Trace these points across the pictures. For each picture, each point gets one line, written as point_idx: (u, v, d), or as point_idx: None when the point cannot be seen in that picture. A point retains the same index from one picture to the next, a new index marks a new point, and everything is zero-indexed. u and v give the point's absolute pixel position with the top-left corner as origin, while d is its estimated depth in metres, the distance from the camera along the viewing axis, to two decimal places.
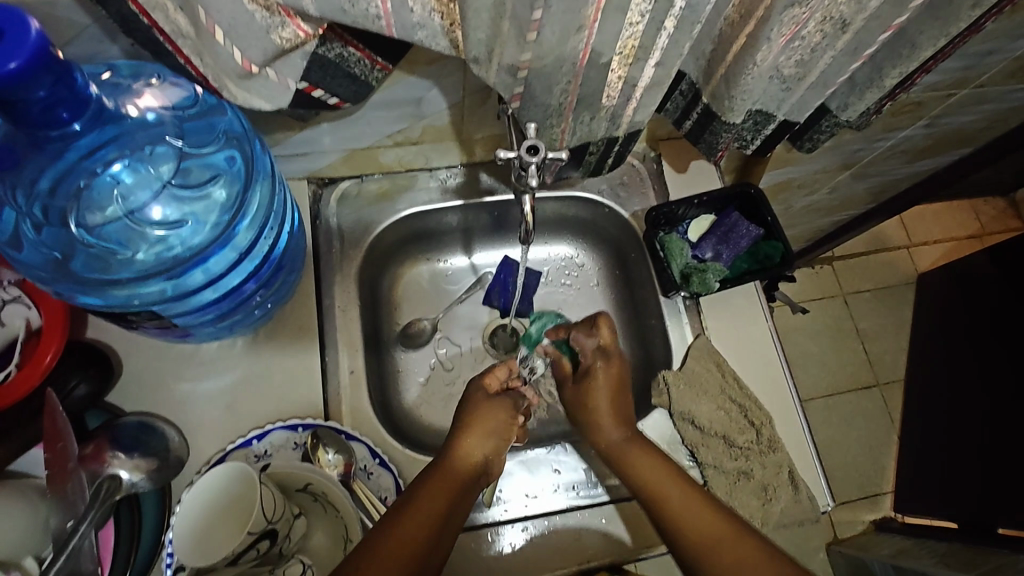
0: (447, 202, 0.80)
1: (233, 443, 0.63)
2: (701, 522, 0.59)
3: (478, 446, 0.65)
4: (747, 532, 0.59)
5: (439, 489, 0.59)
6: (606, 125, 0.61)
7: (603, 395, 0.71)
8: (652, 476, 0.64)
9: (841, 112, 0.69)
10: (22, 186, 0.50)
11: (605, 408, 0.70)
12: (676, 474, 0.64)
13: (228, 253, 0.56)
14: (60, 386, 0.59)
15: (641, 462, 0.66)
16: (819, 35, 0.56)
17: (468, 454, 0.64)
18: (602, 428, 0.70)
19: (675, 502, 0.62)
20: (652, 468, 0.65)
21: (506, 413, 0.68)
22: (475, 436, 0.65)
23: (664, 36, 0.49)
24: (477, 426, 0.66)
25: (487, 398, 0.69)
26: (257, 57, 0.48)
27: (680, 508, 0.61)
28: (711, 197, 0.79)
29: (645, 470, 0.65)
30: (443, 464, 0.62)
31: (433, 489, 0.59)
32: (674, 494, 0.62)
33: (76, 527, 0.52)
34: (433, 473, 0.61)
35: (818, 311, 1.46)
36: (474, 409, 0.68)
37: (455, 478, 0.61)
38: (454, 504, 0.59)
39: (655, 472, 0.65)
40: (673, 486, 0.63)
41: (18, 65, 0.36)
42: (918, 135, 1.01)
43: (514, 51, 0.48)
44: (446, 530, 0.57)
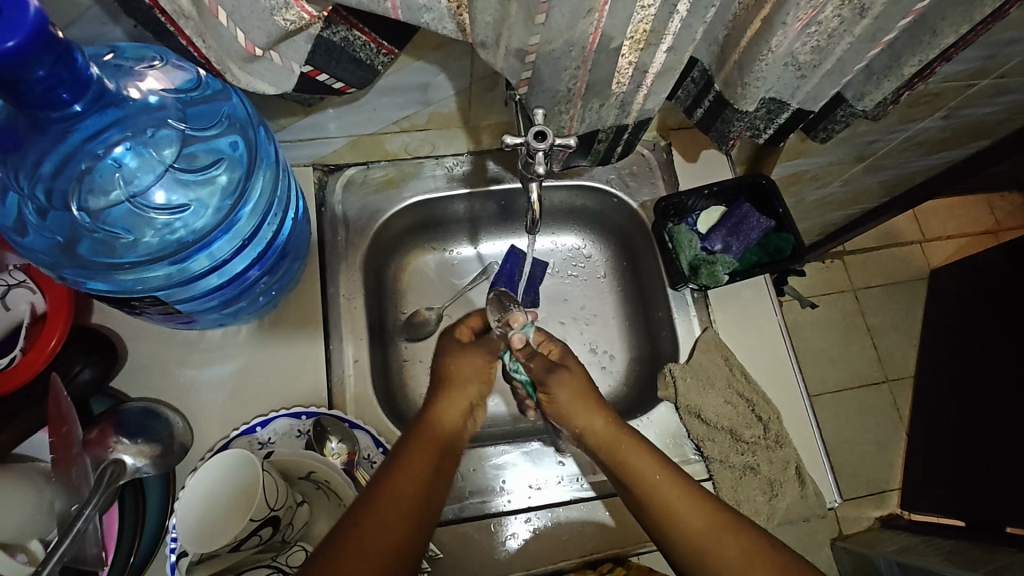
0: (453, 190, 0.79)
1: (236, 430, 0.63)
2: (692, 516, 0.57)
3: (455, 409, 0.63)
4: (739, 521, 0.56)
5: (423, 459, 0.57)
6: (615, 113, 0.59)
7: (571, 394, 0.65)
8: (642, 467, 0.60)
9: (856, 101, 0.67)
10: (24, 169, 0.50)
11: (580, 400, 0.65)
12: (665, 465, 0.61)
13: (232, 238, 0.56)
14: (64, 372, 0.59)
15: (630, 458, 0.61)
16: (835, 20, 0.54)
17: (446, 415, 0.62)
18: (594, 422, 0.64)
19: (666, 498, 0.58)
20: (643, 461, 0.61)
21: (484, 356, 0.67)
22: (450, 395, 0.64)
23: (677, 21, 0.48)
24: (452, 388, 0.65)
25: (460, 348, 0.67)
26: (260, 40, 0.47)
27: (672, 503, 0.58)
28: (722, 186, 0.78)
29: (634, 461, 0.61)
30: (419, 433, 0.60)
31: (414, 461, 0.56)
32: (665, 489, 0.58)
33: (81, 511, 0.52)
34: (414, 440, 0.59)
35: (827, 305, 1.44)
36: (447, 363, 0.66)
37: (437, 437, 0.60)
38: (440, 467, 0.58)
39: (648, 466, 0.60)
40: (665, 480, 0.59)
41: (15, 44, 0.35)
42: (935, 127, 0.99)
43: (523, 34, 0.47)
44: (435, 496, 0.56)
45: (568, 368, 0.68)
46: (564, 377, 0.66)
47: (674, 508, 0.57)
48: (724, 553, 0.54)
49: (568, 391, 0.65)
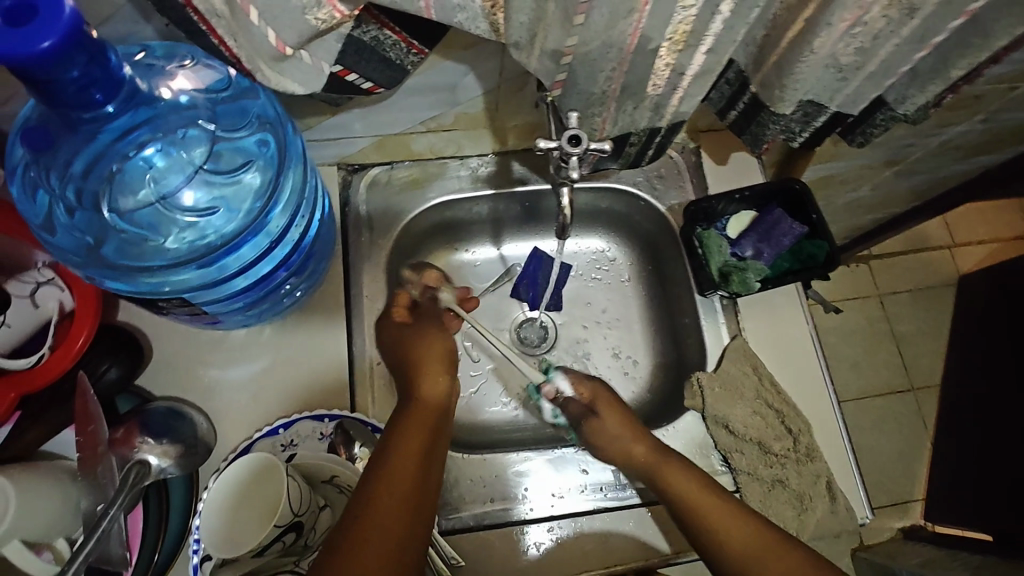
0: (478, 191, 0.78)
1: (259, 432, 0.62)
2: (738, 534, 0.57)
3: (434, 394, 0.61)
4: (784, 538, 0.56)
5: (413, 447, 0.55)
6: (649, 116, 0.58)
7: (612, 419, 0.68)
8: (688, 491, 0.61)
9: (898, 104, 0.65)
10: (55, 169, 0.50)
11: (621, 430, 0.67)
12: (704, 482, 0.62)
13: (260, 241, 0.55)
14: (91, 370, 0.59)
15: (676, 479, 0.62)
16: (882, 20, 0.52)
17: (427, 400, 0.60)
18: (635, 448, 0.66)
19: (713, 516, 0.59)
20: (689, 484, 0.62)
21: (440, 338, 0.67)
22: (428, 379, 0.62)
23: (718, 21, 0.46)
24: (429, 370, 0.63)
25: (422, 333, 0.66)
26: (291, 39, 0.46)
27: (718, 521, 0.58)
28: (753, 191, 0.76)
29: (680, 485, 0.62)
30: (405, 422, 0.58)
31: (405, 451, 0.54)
32: (711, 514, 0.59)
33: (106, 510, 0.52)
34: (403, 431, 0.57)
35: (852, 311, 1.39)
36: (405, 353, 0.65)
37: (425, 423, 0.58)
38: (429, 452, 0.56)
39: (694, 489, 0.61)
40: (709, 498, 0.60)
41: (51, 44, 0.35)
42: (974, 131, 0.95)
43: (560, 35, 0.46)
44: (428, 483, 0.54)
45: (599, 412, 0.70)
46: (597, 422, 0.69)
47: (720, 532, 0.58)
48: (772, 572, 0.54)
49: (612, 427, 0.68)
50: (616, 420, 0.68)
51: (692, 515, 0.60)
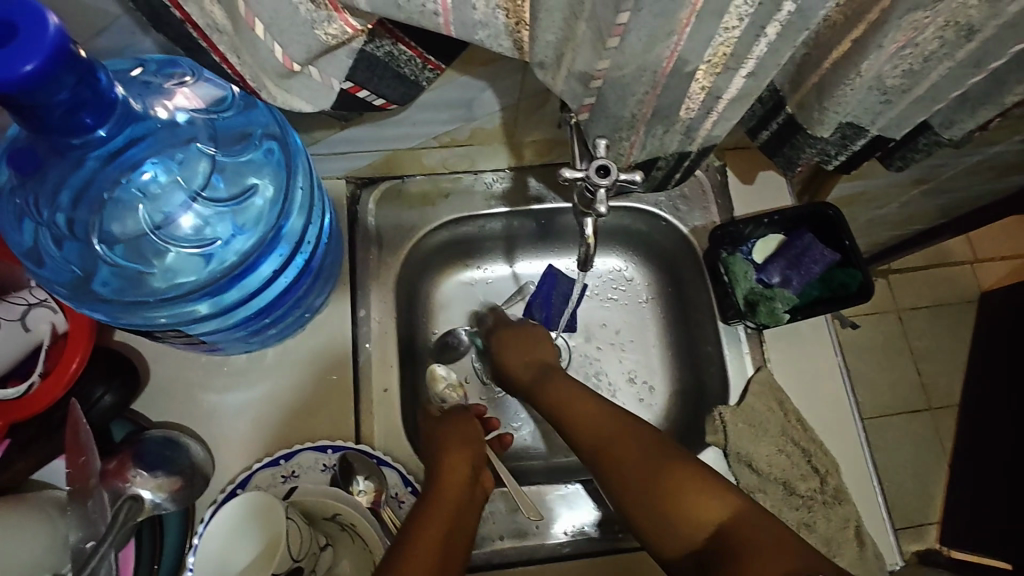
0: (492, 209, 0.74)
1: (259, 463, 0.60)
2: (592, 428, 0.58)
3: (463, 462, 0.58)
4: (634, 420, 0.58)
5: (441, 513, 0.52)
6: (679, 139, 0.54)
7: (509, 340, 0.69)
8: (559, 396, 0.62)
9: (942, 129, 0.61)
10: (44, 197, 0.47)
11: (512, 354, 0.68)
12: (570, 382, 0.63)
13: (276, 258, 0.53)
14: (86, 395, 0.57)
15: (551, 385, 0.63)
16: (936, 42, 0.48)
17: (458, 464, 0.58)
18: (515, 359, 0.67)
19: (574, 413, 0.60)
20: (561, 386, 0.63)
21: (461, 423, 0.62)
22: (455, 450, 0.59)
23: (763, 44, 0.42)
24: (458, 436, 0.61)
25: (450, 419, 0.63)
26: (299, 55, 0.42)
27: (578, 418, 0.60)
28: (783, 215, 0.72)
29: (554, 391, 0.63)
30: (440, 483, 0.56)
31: (435, 515, 0.51)
32: (576, 410, 0.60)
33: (96, 548, 0.50)
34: (430, 502, 0.53)
35: (871, 327, 1.33)
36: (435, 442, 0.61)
37: (458, 485, 0.56)
38: (461, 518, 0.52)
39: (561, 389, 0.62)
40: (570, 395, 0.62)
41: (35, 67, 0.31)
42: (1009, 151, 0.91)
43: (590, 57, 0.42)
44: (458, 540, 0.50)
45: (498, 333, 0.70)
46: (503, 339, 0.69)
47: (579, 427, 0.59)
48: (621, 457, 0.55)
49: (516, 351, 0.68)
50: (519, 333, 0.69)
51: (559, 415, 0.61)
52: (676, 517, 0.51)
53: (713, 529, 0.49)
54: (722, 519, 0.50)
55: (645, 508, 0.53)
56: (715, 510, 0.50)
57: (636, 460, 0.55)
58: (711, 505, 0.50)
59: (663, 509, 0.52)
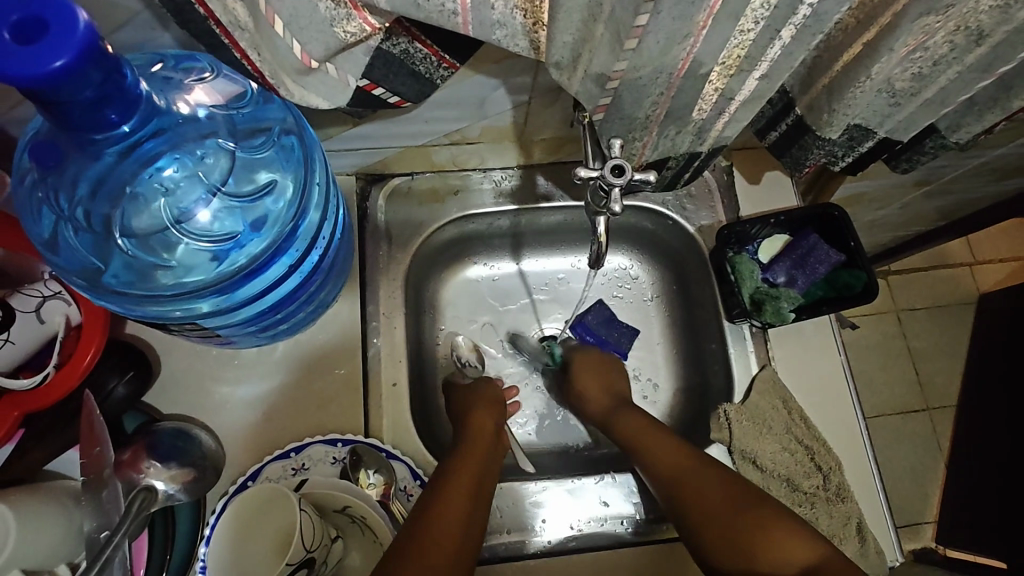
0: (500, 207, 0.75)
1: (270, 455, 0.60)
2: (672, 461, 0.62)
3: (469, 474, 0.58)
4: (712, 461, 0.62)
5: (460, 483, 0.57)
6: (690, 140, 0.55)
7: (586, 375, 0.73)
8: (637, 430, 0.66)
9: (949, 133, 0.61)
10: (63, 189, 0.47)
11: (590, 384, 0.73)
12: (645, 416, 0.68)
13: (284, 264, 0.53)
14: (98, 387, 0.57)
15: (627, 418, 0.68)
16: (946, 46, 0.48)
17: (466, 474, 0.58)
18: (594, 392, 0.72)
19: (652, 448, 0.64)
20: (640, 421, 0.67)
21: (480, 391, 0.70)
22: (483, 419, 0.66)
23: (777, 47, 0.43)
24: (470, 451, 0.61)
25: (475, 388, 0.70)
26: (318, 52, 0.43)
27: (656, 452, 0.63)
28: (789, 216, 0.73)
29: (630, 425, 0.67)
30: (445, 490, 0.56)
31: (454, 488, 0.56)
32: (654, 445, 0.64)
33: (110, 538, 0.50)
34: (450, 470, 0.58)
35: (870, 327, 1.35)
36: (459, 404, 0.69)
37: (462, 491, 0.56)
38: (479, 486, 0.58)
39: (638, 424, 0.67)
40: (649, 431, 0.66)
41: (65, 63, 0.32)
42: (1011, 154, 0.92)
43: (607, 59, 0.43)
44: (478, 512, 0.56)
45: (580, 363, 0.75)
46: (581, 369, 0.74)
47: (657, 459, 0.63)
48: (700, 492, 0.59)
49: (594, 379, 0.73)
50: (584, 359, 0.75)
51: (635, 445, 0.65)
52: (758, 555, 0.54)
53: (800, 571, 0.52)
54: (808, 561, 0.52)
55: (729, 545, 0.55)
56: (803, 552, 0.53)
57: (717, 495, 0.58)
58: (796, 546, 0.53)
59: (750, 544, 0.54)
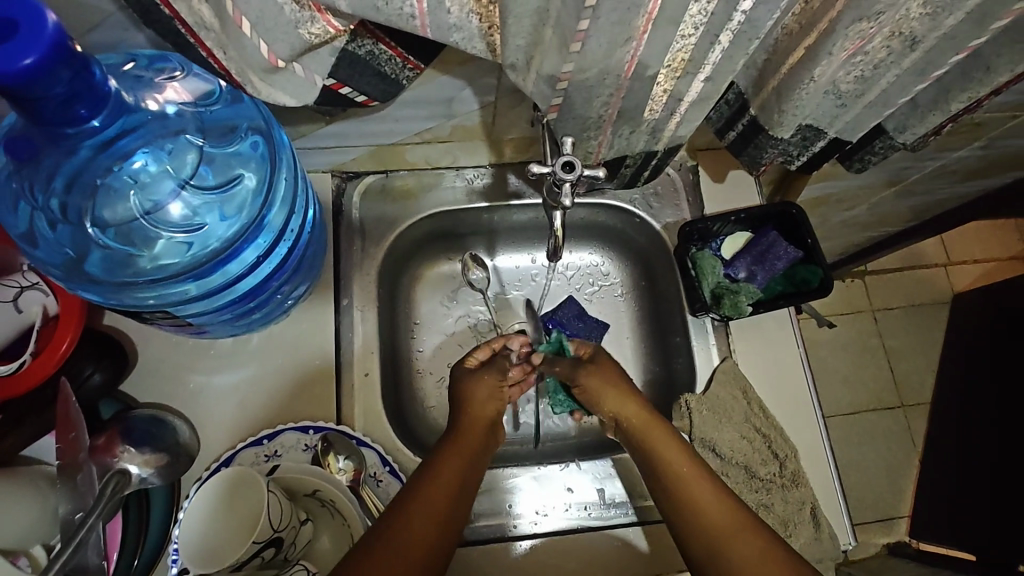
0: (472, 204, 0.77)
1: (242, 443, 0.62)
2: (718, 512, 0.55)
3: (455, 475, 0.58)
4: (759, 523, 0.55)
5: (439, 497, 0.55)
6: (645, 139, 0.57)
7: (605, 385, 0.68)
8: (673, 458, 0.60)
9: (897, 134, 0.64)
10: (38, 182, 0.49)
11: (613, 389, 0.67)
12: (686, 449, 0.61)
13: (259, 245, 0.55)
14: (75, 374, 0.59)
15: (661, 441, 0.62)
16: (884, 51, 0.51)
17: (444, 479, 0.56)
18: (629, 406, 0.66)
19: (689, 482, 0.58)
20: (675, 452, 0.61)
21: (495, 375, 0.69)
22: (478, 410, 0.66)
23: (717, 51, 0.45)
24: (451, 450, 0.60)
25: (472, 372, 0.69)
26: (284, 52, 0.45)
27: (692, 487, 0.58)
28: (749, 214, 0.75)
29: (666, 451, 0.61)
30: (423, 487, 0.55)
31: (428, 498, 0.54)
32: (694, 485, 0.58)
33: (84, 520, 0.52)
34: (429, 476, 0.57)
35: (844, 326, 1.38)
36: (465, 384, 0.68)
37: (443, 498, 0.55)
38: (461, 496, 0.56)
39: (675, 451, 0.61)
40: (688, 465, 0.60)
41: (33, 60, 0.34)
42: (972, 156, 0.95)
43: (556, 61, 0.45)
44: (456, 518, 0.55)
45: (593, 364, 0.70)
46: (593, 371, 0.69)
47: (695, 502, 0.57)
48: (740, 551, 0.52)
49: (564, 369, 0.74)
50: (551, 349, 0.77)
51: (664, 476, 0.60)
52: None
53: None
54: None
55: None
56: None
57: (766, 557, 0.51)
58: None
59: None
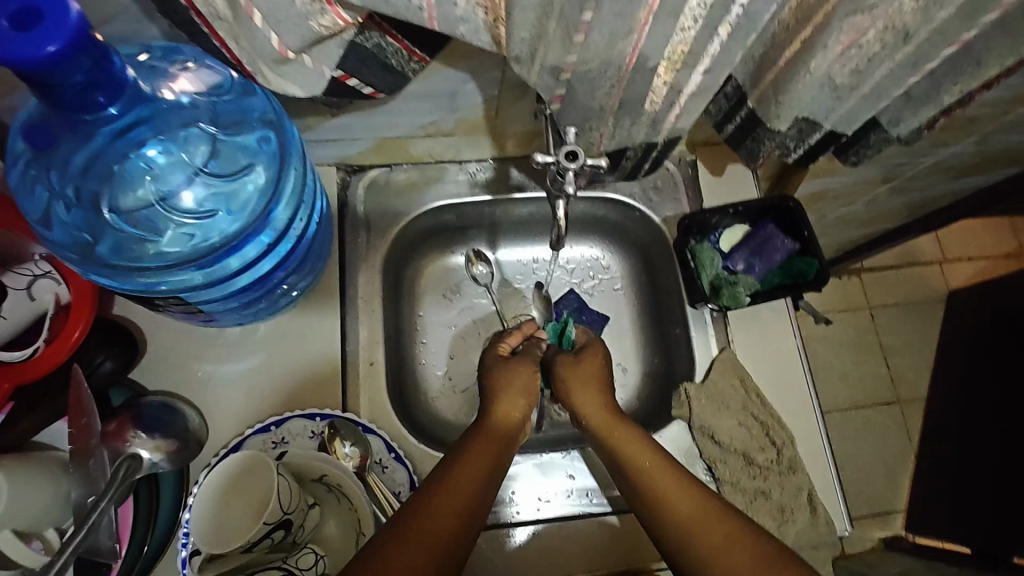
0: (475, 197, 0.78)
1: (251, 429, 0.64)
2: (682, 499, 0.56)
3: (475, 474, 0.57)
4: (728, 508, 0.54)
5: (456, 497, 0.54)
6: (646, 131, 0.59)
7: (573, 381, 0.69)
8: (635, 453, 0.61)
9: (891, 127, 0.66)
10: (55, 167, 0.50)
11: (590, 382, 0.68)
12: (644, 441, 0.62)
13: (260, 243, 0.56)
14: (86, 363, 0.60)
15: (621, 435, 0.63)
16: (878, 44, 0.52)
17: (464, 477, 0.56)
18: (589, 404, 0.67)
19: (660, 482, 0.58)
20: (636, 445, 0.62)
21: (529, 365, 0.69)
22: (508, 399, 0.65)
23: (716, 44, 0.47)
24: (479, 447, 0.59)
25: (507, 363, 0.69)
26: (294, 43, 0.46)
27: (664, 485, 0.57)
28: (747, 207, 0.77)
29: (628, 447, 0.62)
30: (445, 485, 0.55)
31: (447, 497, 0.54)
32: (657, 475, 0.58)
33: (96, 503, 0.53)
34: (449, 474, 0.56)
35: (842, 322, 1.39)
36: (498, 372, 0.68)
37: (463, 496, 0.54)
38: (482, 495, 0.56)
39: (635, 444, 0.62)
40: (657, 465, 0.59)
41: (57, 49, 0.35)
42: (967, 152, 0.96)
43: (560, 52, 0.46)
44: (477, 515, 0.55)
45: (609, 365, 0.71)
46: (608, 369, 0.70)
47: (659, 492, 0.57)
48: (706, 537, 0.52)
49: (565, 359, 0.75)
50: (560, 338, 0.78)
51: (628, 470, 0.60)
52: None
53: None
54: None
55: None
56: None
57: (736, 540, 0.51)
58: None
59: None
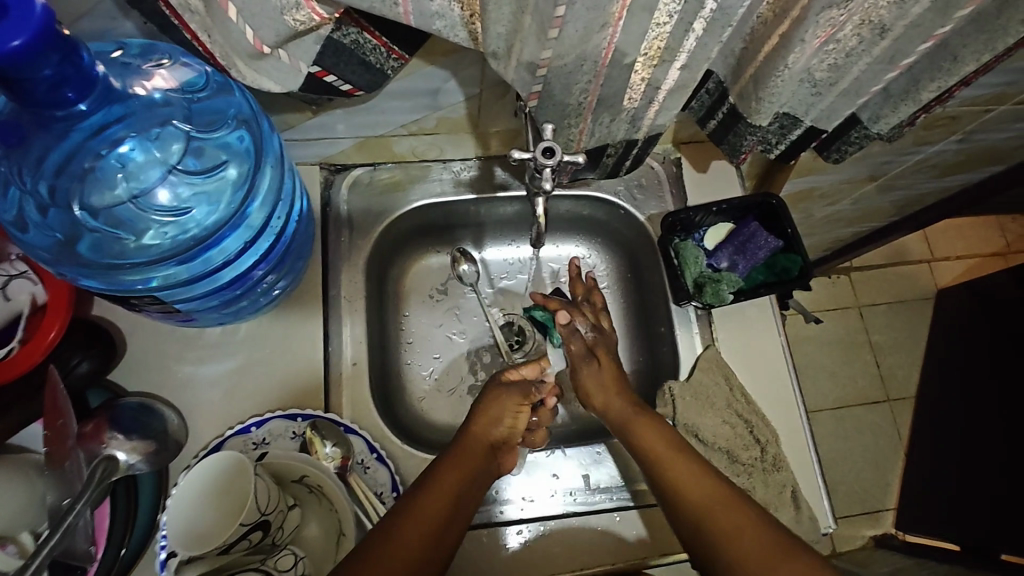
0: (460, 195, 0.78)
1: (231, 430, 0.63)
2: (696, 489, 0.57)
3: (451, 481, 0.57)
4: (744, 501, 0.55)
5: (430, 510, 0.54)
6: (626, 128, 0.59)
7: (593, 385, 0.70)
8: (658, 445, 0.62)
9: (872, 123, 0.66)
10: (27, 166, 0.50)
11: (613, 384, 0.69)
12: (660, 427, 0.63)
13: (238, 239, 0.56)
14: (63, 364, 0.59)
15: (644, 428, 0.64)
16: (855, 39, 0.52)
17: (441, 488, 0.56)
18: (614, 403, 0.68)
19: (678, 472, 0.59)
20: (658, 435, 0.62)
21: (515, 398, 0.66)
22: (486, 422, 0.64)
23: (692, 39, 0.47)
24: (451, 460, 0.59)
25: (500, 386, 0.68)
26: (269, 38, 0.46)
27: (681, 478, 0.58)
28: (731, 204, 0.76)
29: (649, 440, 0.62)
30: (419, 499, 0.55)
31: (427, 506, 0.54)
32: (671, 465, 0.59)
33: (73, 505, 0.52)
34: (422, 487, 0.57)
35: (831, 321, 1.40)
36: (488, 398, 0.66)
37: (438, 504, 0.55)
38: (457, 506, 0.56)
39: (656, 431, 0.63)
40: (680, 458, 0.60)
41: (21, 43, 0.35)
42: (951, 150, 0.97)
43: (535, 48, 0.46)
44: (449, 530, 0.55)
45: (599, 360, 0.72)
46: (592, 368, 0.71)
47: (680, 483, 0.58)
48: (720, 522, 0.54)
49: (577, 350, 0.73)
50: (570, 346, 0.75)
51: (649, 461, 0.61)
52: None
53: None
54: None
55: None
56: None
57: (743, 529, 0.53)
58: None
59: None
